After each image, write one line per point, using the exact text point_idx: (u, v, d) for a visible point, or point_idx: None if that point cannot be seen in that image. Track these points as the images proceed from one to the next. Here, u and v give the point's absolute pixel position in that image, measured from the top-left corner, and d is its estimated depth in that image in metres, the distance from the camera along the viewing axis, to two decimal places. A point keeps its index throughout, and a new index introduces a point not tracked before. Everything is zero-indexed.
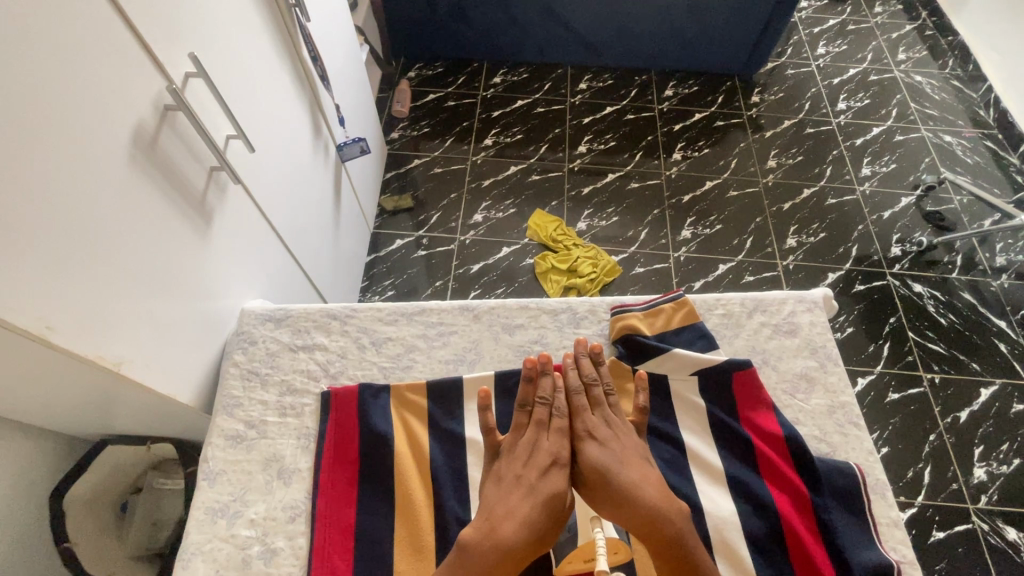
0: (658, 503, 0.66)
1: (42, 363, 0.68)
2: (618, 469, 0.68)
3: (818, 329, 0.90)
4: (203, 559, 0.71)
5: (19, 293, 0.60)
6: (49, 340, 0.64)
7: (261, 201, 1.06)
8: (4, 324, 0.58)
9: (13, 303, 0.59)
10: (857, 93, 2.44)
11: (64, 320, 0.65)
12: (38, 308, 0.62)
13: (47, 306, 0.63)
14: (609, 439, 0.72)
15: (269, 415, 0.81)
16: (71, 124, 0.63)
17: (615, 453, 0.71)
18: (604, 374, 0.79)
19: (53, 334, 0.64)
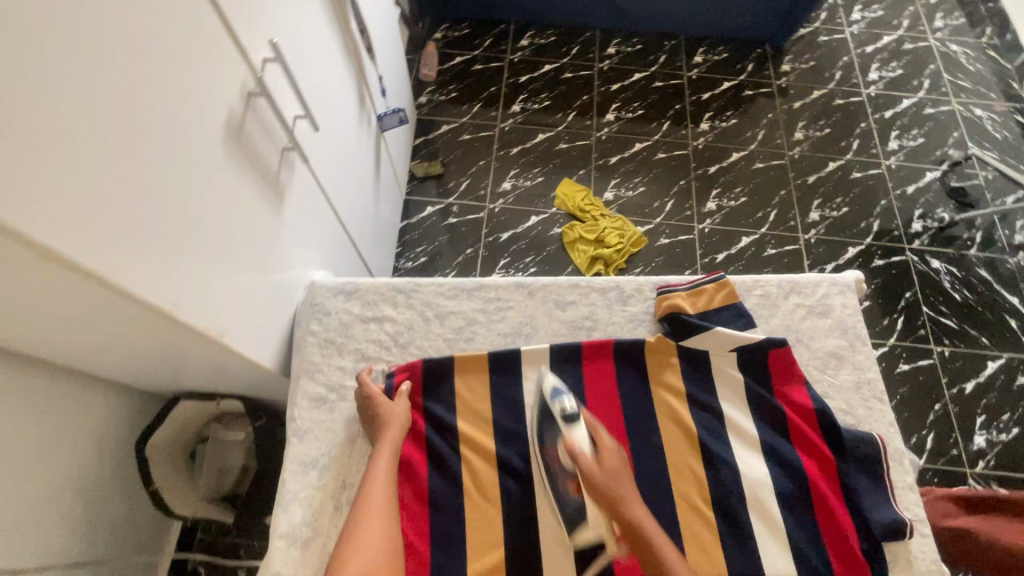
0: (644, 522, 0.75)
1: (163, 336, 0.77)
2: (617, 487, 0.78)
3: (850, 310, 0.97)
4: (301, 505, 0.80)
5: (150, 274, 0.67)
6: (176, 317, 0.72)
7: (321, 177, 1.11)
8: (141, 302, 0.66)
9: (150, 283, 0.67)
10: (890, 62, 2.40)
11: (185, 298, 0.73)
12: (164, 287, 0.69)
13: (170, 286, 0.70)
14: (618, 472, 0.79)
15: (347, 380, 0.90)
16: (176, 117, 0.68)
17: (616, 475, 0.79)
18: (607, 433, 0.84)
19: (177, 310, 0.72)
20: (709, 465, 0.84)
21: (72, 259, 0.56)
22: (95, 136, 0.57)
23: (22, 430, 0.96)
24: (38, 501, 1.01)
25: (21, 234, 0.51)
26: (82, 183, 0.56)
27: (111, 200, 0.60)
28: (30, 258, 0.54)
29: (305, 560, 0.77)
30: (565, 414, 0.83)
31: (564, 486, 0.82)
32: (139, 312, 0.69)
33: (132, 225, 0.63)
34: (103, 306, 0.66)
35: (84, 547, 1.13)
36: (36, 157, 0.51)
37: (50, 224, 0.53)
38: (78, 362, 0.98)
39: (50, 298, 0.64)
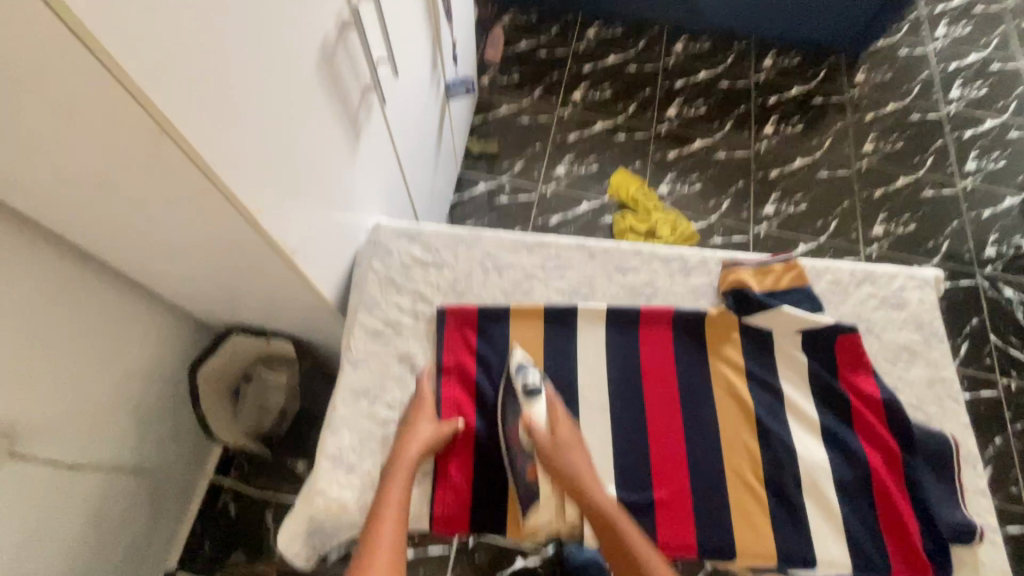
0: (604, 498, 0.74)
1: (240, 241, 0.81)
2: (573, 461, 0.77)
3: (927, 306, 0.91)
4: (349, 431, 0.81)
5: (243, 175, 0.71)
6: (255, 220, 0.75)
7: (394, 125, 1.13)
8: (231, 199, 0.71)
9: (240, 182, 0.70)
10: (974, 81, 2.28)
11: (266, 206, 0.77)
12: (252, 191, 0.73)
13: (258, 192, 0.74)
14: (576, 452, 0.78)
15: (403, 317, 0.90)
16: (281, 32, 0.71)
17: (572, 448, 0.78)
18: (569, 421, 0.81)
19: (260, 215, 0.75)
20: (765, 444, 0.81)
21: (179, 134, 0.60)
22: (214, 27, 0.60)
23: (88, 332, 1.01)
24: (96, 406, 1.06)
25: (142, 94, 0.55)
26: (196, 70, 0.59)
27: (219, 95, 0.63)
28: (145, 124, 0.59)
29: (349, 483, 0.78)
30: (526, 388, 0.81)
31: (522, 468, 0.81)
32: (227, 210, 0.73)
33: (232, 123, 0.66)
34: (194, 195, 0.71)
35: (133, 459, 1.18)
36: (165, 31, 0.54)
37: (167, 101, 0.57)
38: (146, 276, 1.02)
39: (151, 179, 0.69)
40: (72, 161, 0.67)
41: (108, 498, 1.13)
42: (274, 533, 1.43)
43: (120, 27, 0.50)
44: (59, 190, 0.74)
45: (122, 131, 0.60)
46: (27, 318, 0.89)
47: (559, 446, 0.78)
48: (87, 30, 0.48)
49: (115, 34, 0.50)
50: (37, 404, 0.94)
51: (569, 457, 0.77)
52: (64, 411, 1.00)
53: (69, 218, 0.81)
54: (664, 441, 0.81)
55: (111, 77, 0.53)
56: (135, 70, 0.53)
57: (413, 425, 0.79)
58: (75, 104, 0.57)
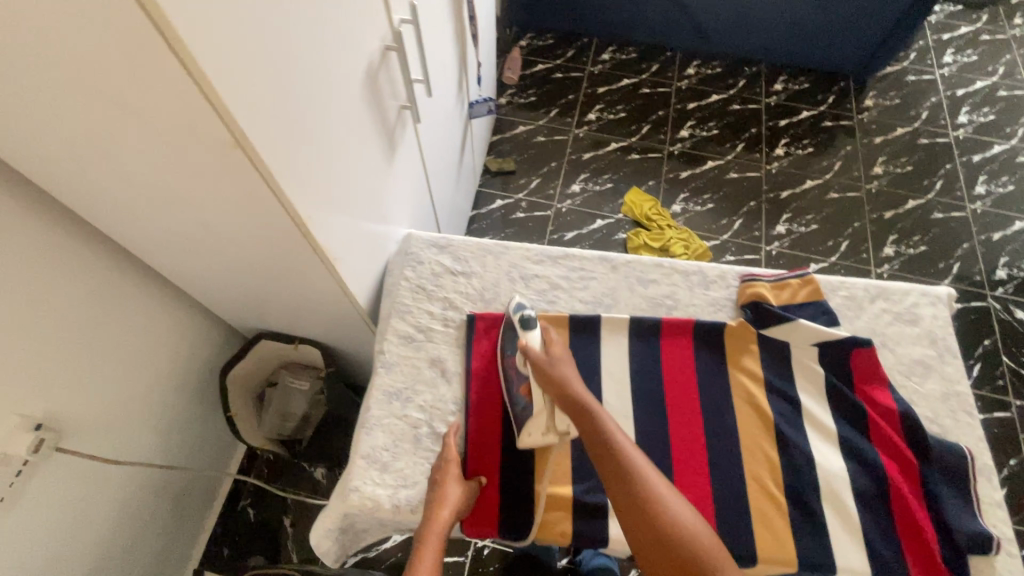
0: (590, 402, 0.80)
1: (285, 247, 0.86)
2: (563, 371, 0.84)
3: (940, 321, 0.94)
4: (382, 431, 0.84)
5: (301, 188, 0.76)
6: (306, 228, 0.80)
7: (424, 142, 1.19)
8: (289, 209, 0.76)
9: (295, 192, 0.75)
10: (982, 107, 2.33)
11: (315, 215, 0.81)
12: (306, 203, 0.79)
13: (310, 203, 0.80)
14: (567, 367, 0.85)
15: (434, 324, 0.94)
16: (335, 55, 0.77)
17: (562, 365, 0.86)
18: (562, 347, 0.89)
19: (311, 225, 0.81)
20: (784, 451, 0.84)
21: (253, 148, 0.65)
22: (284, 51, 0.65)
23: (129, 331, 1.06)
24: (132, 404, 1.10)
25: (227, 112, 0.59)
26: (269, 91, 0.64)
27: (285, 113, 0.69)
28: (222, 138, 0.63)
29: (382, 481, 0.81)
30: (521, 319, 0.90)
31: (516, 388, 0.89)
32: (281, 219, 0.78)
33: (294, 139, 0.72)
34: (252, 203, 0.76)
35: (163, 456, 1.22)
36: (245, 53, 0.59)
37: (247, 120, 0.62)
38: (184, 280, 1.08)
39: (212, 187, 0.74)
40: (140, 166, 0.72)
41: (139, 494, 1.16)
42: (292, 538, 1.45)
43: (219, 54, 0.55)
44: (124, 192, 0.80)
45: (196, 144, 0.66)
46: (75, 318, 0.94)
47: (551, 362, 0.85)
48: (190, 55, 0.52)
49: (215, 62, 0.55)
50: (81, 398, 0.98)
51: (560, 371, 0.84)
52: (104, 408, 1.04)
53: (128, 219, 0.87)
54: (685, 447, 0.84)
55: (202, 97, 0.57)
56: (224, 91, 0.57)
57: (443, 487, 0.77)
58: (156, 115, 0.62)
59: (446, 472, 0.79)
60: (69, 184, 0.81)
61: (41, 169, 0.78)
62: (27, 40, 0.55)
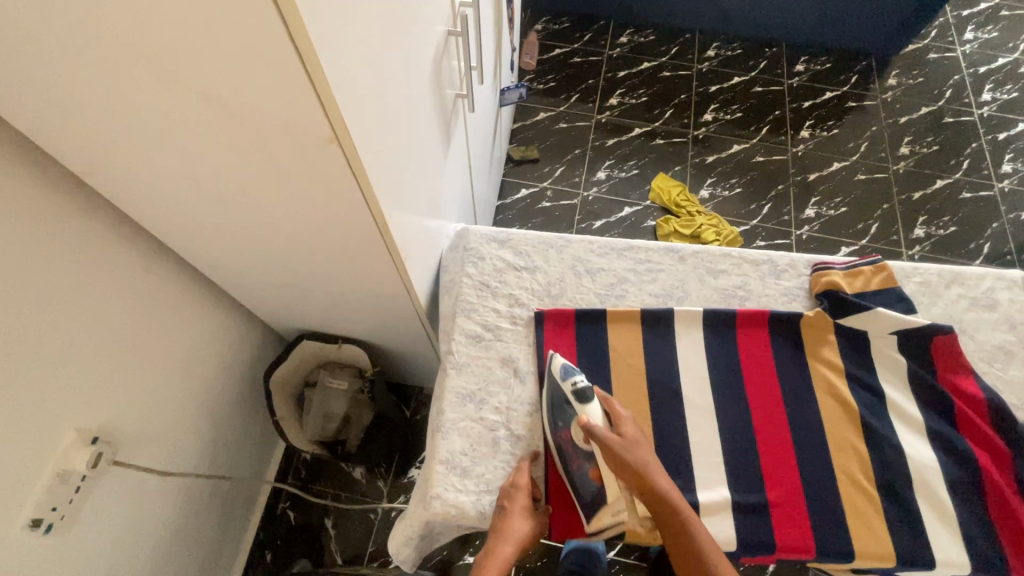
0: (670, 493, 0.72)
1: (354, 244, 0.82)
2: (636, 450, 0.75)
3: (1018, 306, 0.92)
4: (459, 435, 0.81)
5: (381, 184, 0.72)
6: (385, 225, 0.76)
7: (470, 131, 1.15)
8: (370, 207, 0.72)
9: (379, 186, 0.71)
10: (1005, 84, 2.30)
11: (392, 211, 0.78)
12: (385, 200, 0.75)
13: (388, 200, 0.75)
14: (643, 450, 0.76)
15: (501, 322, 0.91)
16: (408, 41, 0.72)
17: (638, 446, 0.76)
18: (629, 424, 0.78)
19: (388, 223, 0.77)
20: (872, 443, 0.82)
21: (350, 142, 0.60)
22: (374, 38, 0.61)
23: (172, 335, 1.03)
24: (176, 411, 1.07)
25: (332, 103, 0.55)
26: (363, 81, 0.60)
27: (373, 105, 0.64)
28: (316, 132, 0.59)
29: (464, 486, 0.78)
30: (576, 391, 0.80)
31: (583, 470, 0.80)
32: (359, 217, 0.74)
33: (378, 132, 0.68)
34: (329, 200, 0.71)
35: (208, 463, 1.19)
36: (349, 38, 0.54)
37: (348, 113, 0.58)
38: (227, 281, 1.05)
39: (284, 182, 0.69)
40: (208, 164, 0.68)
41: (186, 502, 1.14)
42: (335, 538, 1.42)
43: (331, 43, 0.51)
44: (183, 191, 0.76)
45: (280, 141, 0.62)
46: (118, 323, 0.90)
47: (628, 448, 0.75)
48: (307, 39, 0.47)
49: (329, 52, 0.51)
50: (129, 407, 0.95)
51: (639, 457, 0.74)
52: (150, 416, 1.00)
53: (181, 218, 0.84)
54: (771, 441, 0.82)
55: (309, 86, 0.52)
56: (334, 79, 0.53)
57: (506, 520, 0.73)
58: (239, 109, 0.58)
59: (509, 498, 0.75)
60: (120, 183, 0.77)
61: (94, 169, 0.74)
62: (102, 31, 0.51)
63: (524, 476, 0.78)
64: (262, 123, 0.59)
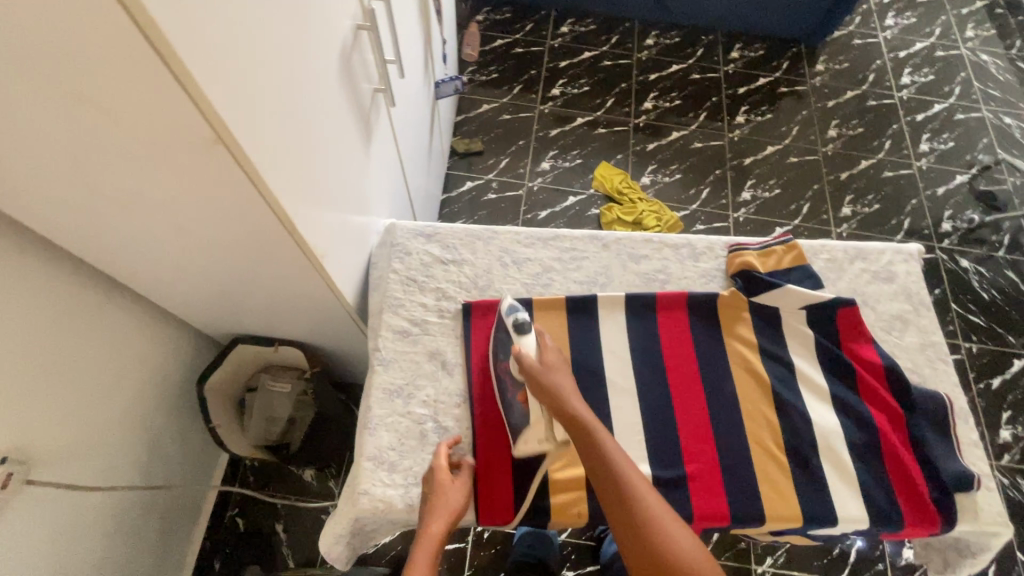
0: (582, 413, 0.78)
1: (268, 246, 0.81)
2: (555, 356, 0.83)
3: (913, 277, 0.99)
4: (387, 430, 0.82)
5: (285, 183, 0.71)
6: (292, 225, 0.75)
7: (397, 127, 1.14)
8: (274, 205, 0.71)
9: (281, 185, 0.70)
10: (922, 68, 2.44)
11: (301, 210, 0.77)
12: (292, 198, 0.74)
13: (295, 198, 0.75)
14: (562, 372, 0.83)
15: (429, 316, 0.91)
16: (311, 38, 0.71)
17: (556, 370, 0.83)
18: (551, 353, 0.85)
19: (297, 222, 0.76)
20: (781, 413, 0.87)
21: (234, 142, 0.60)
22: (263, 35, 0.60)
23: (91, 349, 0.99)
24: (100, 425, 1.03)
25: (206, 102, 0.54)
26: (250, 79, 0.59)
27: (267, 103, 0.64)
28: (201, 133, 0.58)
29: (392, 481, 0.78)
30: (515, 323, 0.86)
31: (512, 396, 0.85)
32: (265, 217, 0.73)
33: (278, 130, 0.67)
34: (233, 202, 0.70)
35: (141, 476, 1.16)
36: (225, 38, 0.54)
37: (232, 113, 0.57)
38: (148, 289, 1.01)
39: (185, 186, 0.68)
40: (101, 171, 0.66)
41: (117, 518, 1.10)
42: (287, 542, 1.41)
43: (201, 43, 0.51)
44: (80, 200, 0.73)
45: (169, 143, 0.60)
46: (27, 336, 0.86)
47: (546, 367, 0.82)
48: (167, 42, 0.47)
49: (198, 53, 0.50)
50: (45, 425, 0.92)
51: (556, 378, 0.81)
52: (70, 433, 0.97)
53: (84, 228, 0.80)
54: (689, 418, 0.86)
55: (177, 86, 0.52)
56: (205, 79, 0.52)
57: (436, 484, 0.75)
58: (120, 112, 0.56)
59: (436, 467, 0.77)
60: (12, 195, 0.73)
61: None
62: None
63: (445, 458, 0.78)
64: (145, 124, 0.58)
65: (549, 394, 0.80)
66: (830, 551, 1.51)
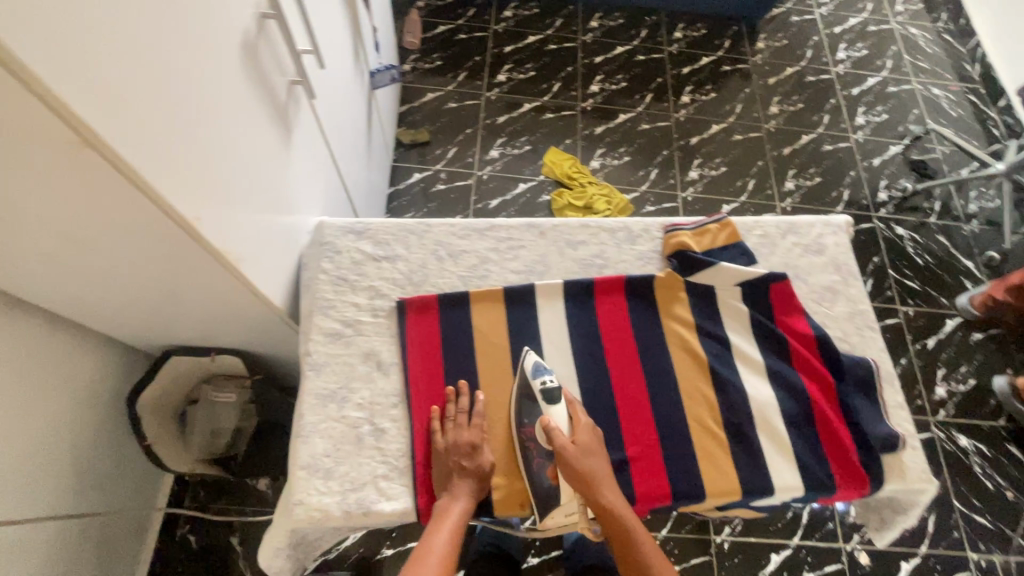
0: (599, 477, 0.78)
1: (174, 255, 0.75)
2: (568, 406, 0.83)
3: (842, 248, 1.02)
4: (321, 436, 0.79)
5: (180, 183, 0.66)
6: (194, 229, 0.70)
7: (323, 119, 1.09)
8: (168, 209, 0.65)
9: (173, 186, 0.65)
10: (856, 43, 2.51)
11: (205, 213, 0.71)
12: (192, 200, 0.68)
13: (197, 200, 0.69)
14: (588, 443, 0.79)
15: (362, 316, 0.88)
16: (201, 29, 0.66)
17: (588, 447, 0.79)
18: (579, 426, 0.81)
19: (200, 226, 0.70)
20: (719, 389, 0.88)
21: (100, 138, 0.54)
22: (132, 26, 0.55)
23: (1, 375, 0.92)
24: (22, 454, 0.98)
25: (58, 100, 0.49)
26: (119, 74, 0.54)
27: (146, 99, 0.58)
28: (63, 135, 0.53)
29: (328, 489, 0.76)
30: (545, 391, 0.81)
31: (528, 425, 0.82)
32: (161, 222, 0.67)
33: (163, 128, 0.62)
34: (117, 209, 0.64)
35: (73, 501, 1.10)
36: (73, 20, 0.48)
37: (94, 110, 0.52)
38: (59, 307, 0.94)
39: (64, 196, 0.62)
40: None
41: (48, 548, 1.05)
42: (243, 554, 1.37)
43: (41, 35, 0.46)
44: None
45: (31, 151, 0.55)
46: None
47: (577, 445, 0.78)
48: None
49: (36, 44, 0.46)
50: None
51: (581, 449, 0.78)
52: None
53: None
54: (629, 401, 0.86)
55: (19, 83, 0.46)
56: (43, 67, 0.47)
57: (458, 406, 0.83)
58: None
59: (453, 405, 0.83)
60: None
61: None
62: None
63: (489, 459, 0.80)
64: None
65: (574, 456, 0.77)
66: (784, 515, 1.57)
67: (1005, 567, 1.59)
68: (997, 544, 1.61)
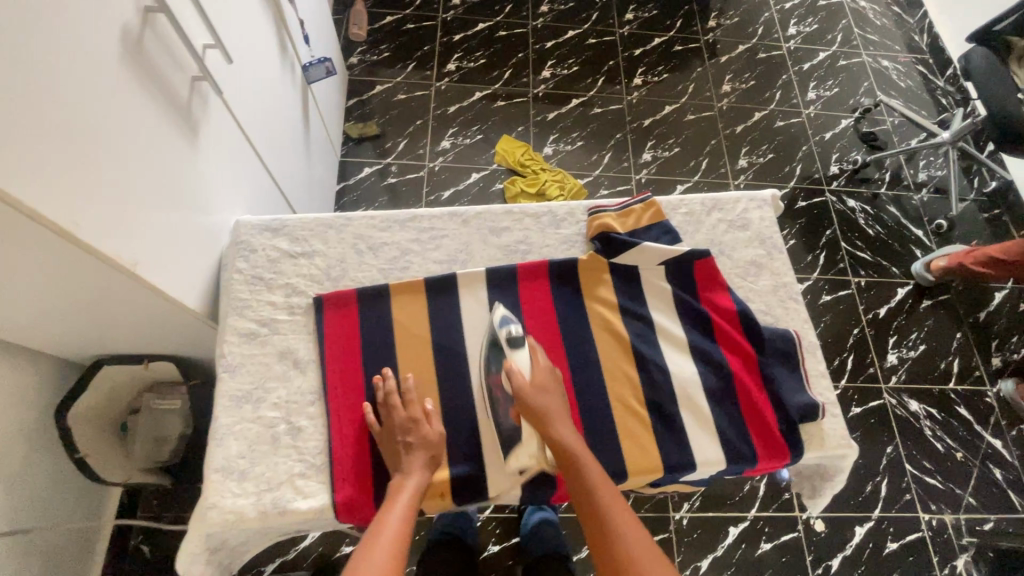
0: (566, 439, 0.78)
1: (59, 265, 0.71)
2: (546, 402, 0.80)
3: (767, 223, 1.02)
4: (235, 438, 0.78)
5: (49, 188, 0.62)
6: (75, 236, 0.66)
7: (239, 116, 1.06)
8: (39, 216, 0.61)
9: (39, 191, 0.61)
10: (807, 18, 2.51)
11: (86, 218, 0.68)
12: (66, 206, 0.65)
13: (73, 204, 0.66)
14: (548, 387, 0.82)
15: (278, 314, 0.87)
16: (63, 25, 0.63)
17: (547, 387, 0.82)
18: (539, 364, 0.84)
19: (80, 231, 0.67)
20: (641, 368, 0.88)
21: None
22: None
23: None
24: None
25: None
26: None
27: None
28: None
29: (242, 491, 0.75)
30: (509, 337, 0.86)
31: (504, 409, 0.84)
32: (35, 231, 0.63)
33: (22, 129, 0.58)
34: None
35: (7, 518, 1.08)
36: None
37: None
38: None
39: None
40: None
41: None
42: None
43: None
44: None
45: None
46: None
47: (537, 382, 0.82)
48: None
49: None
50: None
51: (541, 393, 0.81)
52: None
53: None
54: None
55: None
56: None
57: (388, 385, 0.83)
58: None
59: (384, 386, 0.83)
60: None
61: None
62: None
63: (435, 429, 0.80)
64: None
65: (538, 412, 0.79)
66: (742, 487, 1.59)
67: (955, 525, 1.63)
68: (947, 504, 1.66)
